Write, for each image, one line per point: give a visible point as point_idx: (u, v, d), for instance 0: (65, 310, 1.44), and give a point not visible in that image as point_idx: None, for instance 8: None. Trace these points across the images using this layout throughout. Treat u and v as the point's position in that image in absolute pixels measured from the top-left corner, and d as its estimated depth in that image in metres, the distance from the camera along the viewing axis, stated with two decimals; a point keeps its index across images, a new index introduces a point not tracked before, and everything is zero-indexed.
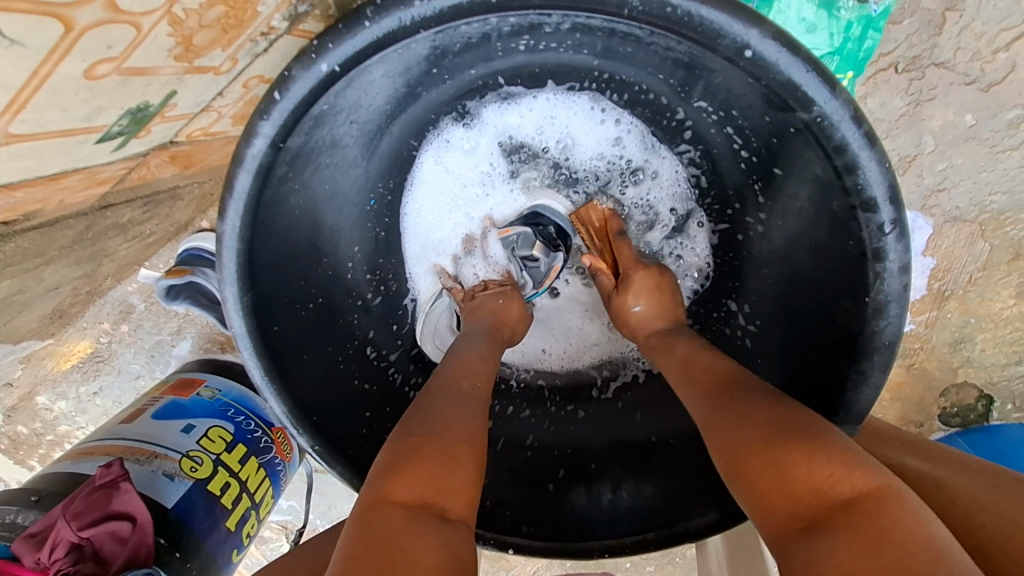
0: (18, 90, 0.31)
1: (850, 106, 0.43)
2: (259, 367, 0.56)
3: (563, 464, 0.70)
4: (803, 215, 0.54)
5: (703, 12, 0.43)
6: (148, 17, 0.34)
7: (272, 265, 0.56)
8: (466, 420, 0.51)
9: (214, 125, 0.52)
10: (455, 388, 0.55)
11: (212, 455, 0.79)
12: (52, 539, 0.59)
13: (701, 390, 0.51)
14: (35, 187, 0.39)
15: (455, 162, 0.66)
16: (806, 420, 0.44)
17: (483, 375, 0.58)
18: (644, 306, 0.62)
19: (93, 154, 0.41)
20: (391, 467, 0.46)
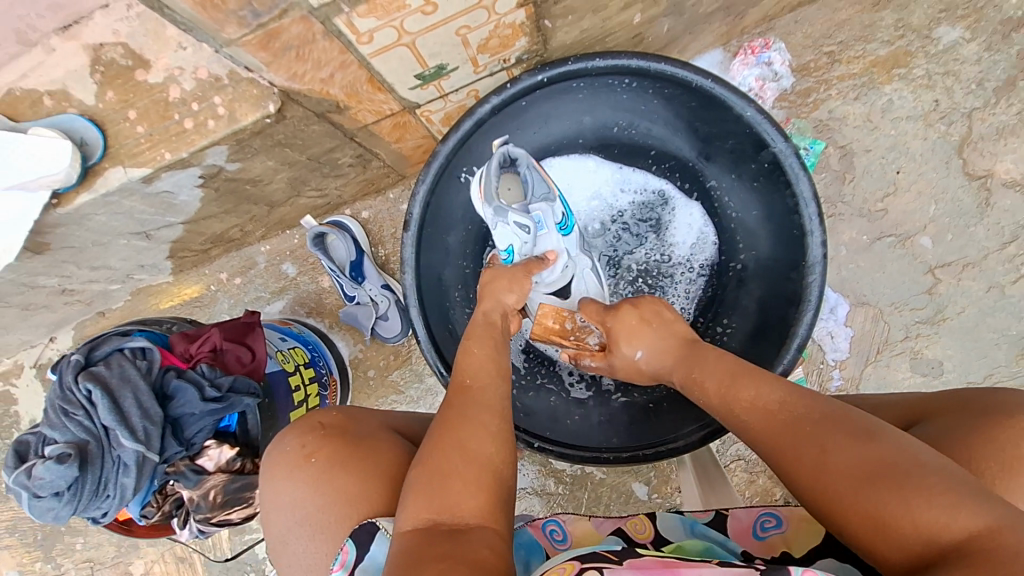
0: (437, 23, 0.67)
1: (796, 145, 0.74)
2: (412, 246, 0.86)
3: (580, 412, 0.94)
4: (773, 238, 0.84)
5: (731, 93, 0.76)
6: (486, 22, 0.70)
7: (442, 195, 0.89)
8: (473, 436, 0.60)
9: (433, 111, 0.89)
10: (461, 411, 0.64)
11: (293, 361, 0.99)
12: (205, 338, 0.79)
13: (768, 430, 0.56)
14: (381, 82, 0.73)
15: (598, 170, 0.96)
16: (875, 453, 0.49)
17: (474, 376, 0.69)
18: (679, 305, 0.77)
19: (403, 81, 0.76)
20: (412, 493, 0.56)
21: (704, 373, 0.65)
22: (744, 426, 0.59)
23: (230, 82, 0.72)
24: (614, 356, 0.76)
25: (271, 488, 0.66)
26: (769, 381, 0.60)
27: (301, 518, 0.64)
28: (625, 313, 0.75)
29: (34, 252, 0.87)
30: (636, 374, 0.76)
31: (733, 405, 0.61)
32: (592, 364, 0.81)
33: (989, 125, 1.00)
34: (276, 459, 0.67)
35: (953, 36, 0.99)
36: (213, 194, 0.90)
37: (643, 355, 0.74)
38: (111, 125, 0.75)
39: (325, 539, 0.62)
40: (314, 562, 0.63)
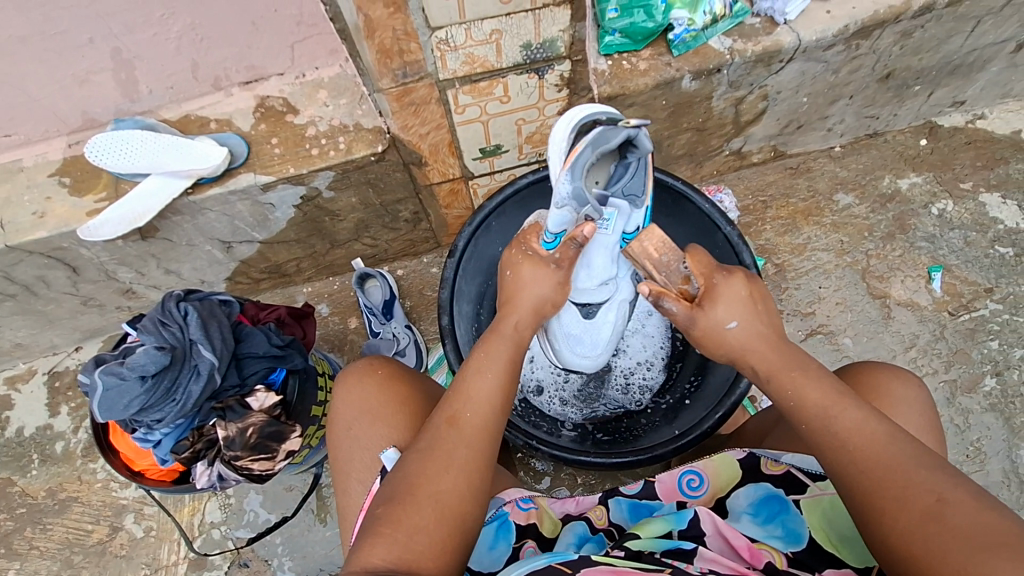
0: (504, 113, 1.00)
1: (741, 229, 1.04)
2: (452, 269, 1.09)
3: (567, 435, 1.12)
4: None
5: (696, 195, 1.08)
6: (533, 123, 1.05)
7: (480, 241, 1.15)
8: (449, 485, 0.63)
9: (480, 185, 1.20)
10: (449, 449, 0.65)
11: (327, 367, 1.15)
12: (273, 309, 0.95)
13: (868, 468, 0.61)
14: (454, 146, 1.04)
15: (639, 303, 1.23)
16: (968, 518, 0.54)
17: (472, 408, 0.68)
18: (738, 322, 0.73)
19: (470, 151, 1.08)
20: (377, 530, 0.60)
21: (805, 384, 0.69)
22: (848, 453, 0.63)
23: (354, 129, 1.03)
24: (701, 314, 0.73)
25: (344, 390, 0.81)
26: (872, 415, 0.64)
27: (364, 414, 0.78)
28: (734, 282, 0.75)
29: (143, 236, 1.07)
30: (713, 333, 0.73)
31: (834, 430, 0.65)
32: (674, 308, 0.74)
33: (882, 262, 1.35)
34: (348, 371, 0.82)
35: (848, 200, 1.41)
36: (299, 218, 1.15)
37: (738, 328, 0.73)
38: (256, 145, 1.03)
39: (383, 426, 0.76)
40: (368, 446, 0.76)
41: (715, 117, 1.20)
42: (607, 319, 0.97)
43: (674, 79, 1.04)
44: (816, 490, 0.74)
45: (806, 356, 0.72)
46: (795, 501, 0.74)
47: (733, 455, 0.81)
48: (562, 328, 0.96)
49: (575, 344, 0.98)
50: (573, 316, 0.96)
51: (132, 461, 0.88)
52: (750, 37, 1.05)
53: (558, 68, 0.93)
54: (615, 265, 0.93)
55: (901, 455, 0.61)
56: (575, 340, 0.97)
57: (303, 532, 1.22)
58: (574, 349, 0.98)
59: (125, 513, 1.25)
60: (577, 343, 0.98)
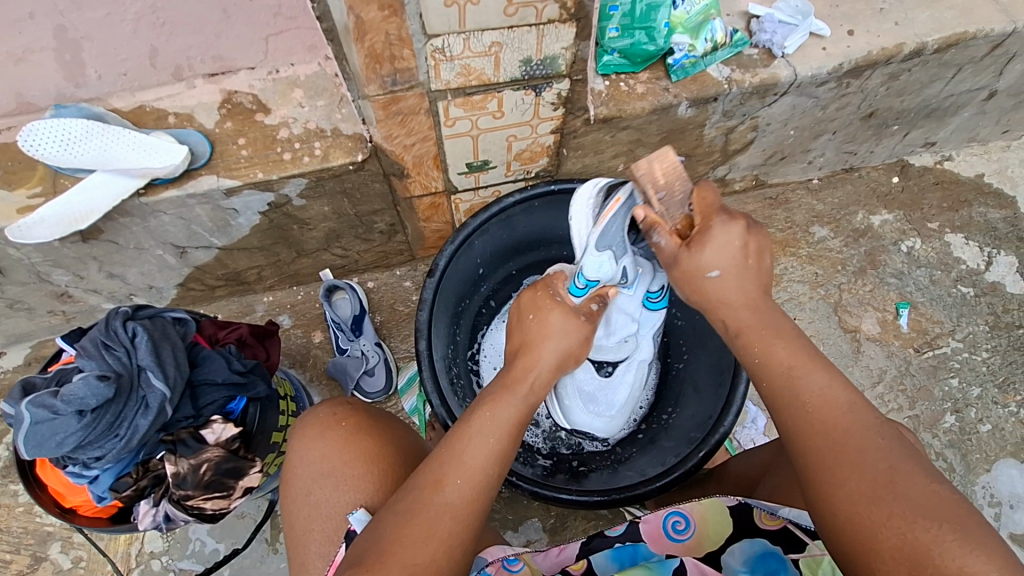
0: (494, 128, 0.94)
1: None
2: (431, 289, 1.03)
3: (545, 466, 1.07)
4: (707, 332, 1.09)
5: None
6: (525, 138, 0.99)
7: (461, 260, 1.09)
8: (425, 558, 0.59)
9: (463, 200, 1.14)
10: (431, 516, 0.60)
11: (291, 389, 1.06)
12: (235, 327, 0.86)
13: (823, 425, 0.60)
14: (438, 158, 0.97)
15: None
16: (922, 487, 0.55)
17: (464, 474, 0.63)
18: (720, 272, 0.67)
19: (456, 165, 1.01)
20: None
21: (771, 347, 0.65)
22: (805, 415, 0.61)
23: (331, 134, 0.95)
24: (687, 255, 0.68)
25: (304, 447, 0.74)
26: (835, 381, 0.62)
27: (323, 473, 0.71)
28: (732, 230, 0.67)
29: (84, 238, 0.96)
30: (692, 273, 0.68)
31: (800, 392, 0.62)
32: (665, 241, 0.71)
33: (854, 297, 1.38)
34: (309, 422, 0.76)
35: (823, 233, 1.42)
36: (265, 225, 1.06)
37: (719, 278, 0.67)
38: (220, 144, 0.93)
39: (346, 490, 0.70)
40: (334, 504, 0.69)
41: (705, 144, 1.18)
42: (624, 379, 0.96)
43: (671, 105, 1.01)
44: (815, 549, 0.68)
45: (782, 320, 0.67)
46: (794, 561, 0.69)
47: (723, 500, 0.75)
48: (577, 385, 0.94)
49: (590, 404, 0.96)
50: (587, 372, 0.94)
51: (62, 496, 0.78)
52: (747, 67, 1.03)
53: (557, 86, 0.88)
54: (637, 320, 0.91)
55: (864, 420, 0.60)
56: (589, 398, 0.95)
57: (255, 564, 1.13)
58: (586, 406, 0.96)
59: (50, 541, 1.13)
60: (592, 403, 0.95)
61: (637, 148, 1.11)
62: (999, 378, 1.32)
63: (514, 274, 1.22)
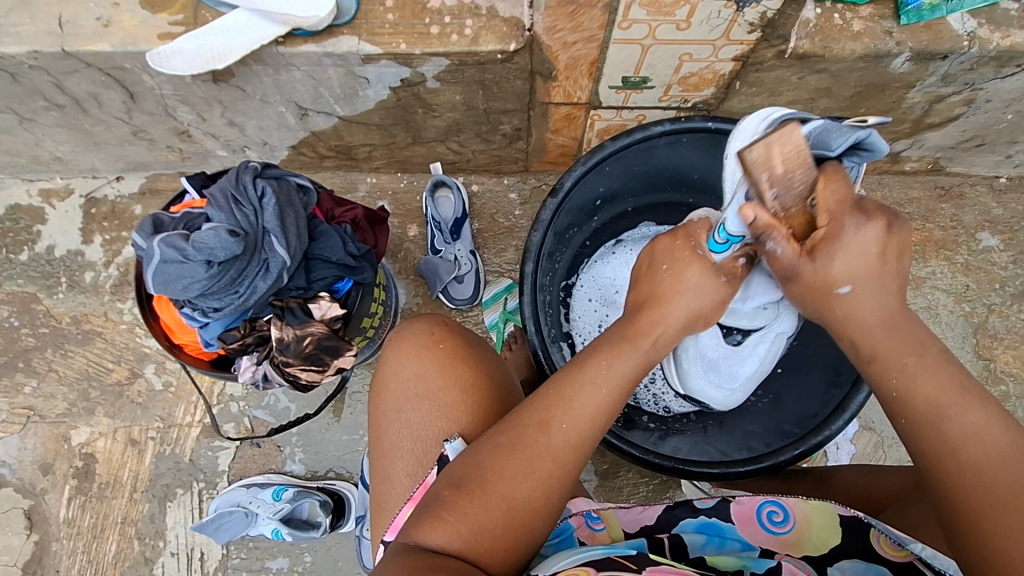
0: (671, 41, 0.80)
1: None
2: (550, 207, 0.94)
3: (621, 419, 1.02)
4: None
5: None
6: (699, 62, 0.85)
7: (585, 184, 0.99)
8: (523, 495, 0.57)
9: (601, 117, 1.02)
10: (532, 455, 0.57)
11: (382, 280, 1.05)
12: (350, 206, 0.82)
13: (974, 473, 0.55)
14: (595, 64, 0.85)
15: None
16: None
17: (575, 422, 0.59)
18: (851, 289, 0.61)
19: (612, 77, 0.89)
20: (431, 513, 0.56)
21: (921, 375, 0.60)
22: (958, 454, 0.56)
23: (486, 14, 0.84)
24: (810, 266, 0.60)
25: (399, 360, 0.71)
26: (997, 417, 0.57)
27: (419, 392, 0.69)
28: (867, 234, 0.59)
29: (214, 78, 0.92)
30: (817, 289, 0.62)
31: (944, 432, 0.58)
32: (780, 250, 0.60)
33: (1002, 321, 1.21)
34: (407, 336, 0.72)
35: (991, 243, 1.23)
36: (391, 102, 0.99)
37: (849, 294, 0.61)
38: (366, 3, 0.85)
39: (441, 417, 0.68)
40: (427, 430, 0.68)
41: (900, 110, 0.99)
42: (756, 352, 0.85)
43: (888, 55, 0.83)
44: None
45: (922, 337, 0.62)
46: None
47: (836, 508, 0.69)
48: (700, 348, 0.83)
49: (712, 372, 0.85)
50: (714, 337, 0.83)
51: (172, 332, 0.80)
52: (999, 25, 0.83)
53: (767, 3, 0.73)
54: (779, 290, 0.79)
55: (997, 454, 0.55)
56: (711, 366, 0.84)
57: (320, 430, 1.20)
58: (709, 377, 0.85)
59: (146, 362, 1.21)
60: (713, 371, 0.85)
61: (820, 99, 0.95)
62: None
63: (629, 210, 1.12)
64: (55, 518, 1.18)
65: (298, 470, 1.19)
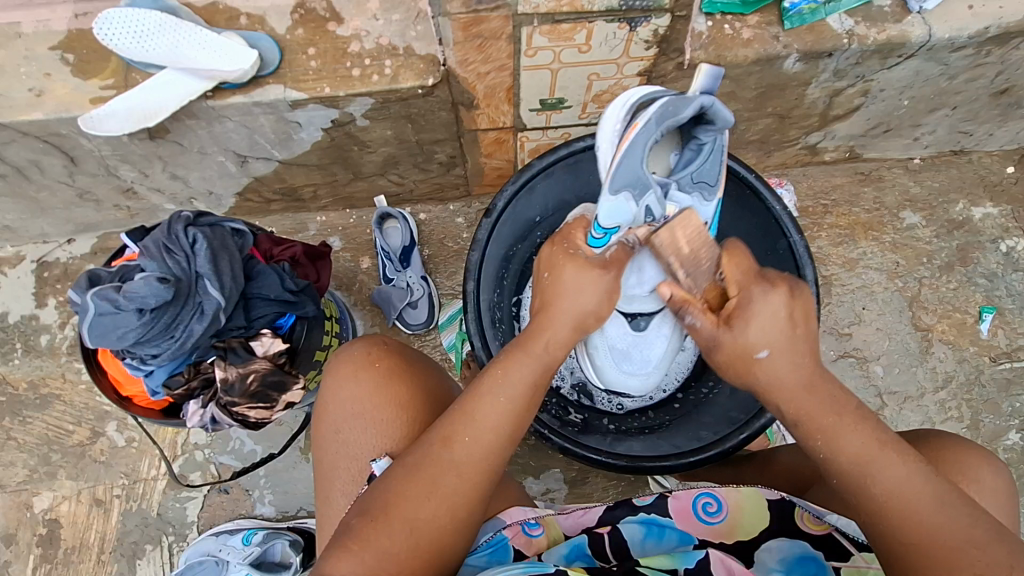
0: (576, 64, 0.86)
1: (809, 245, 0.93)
2: (485, 227, 0.99)
3: (575, 422, 1.06)
4: None
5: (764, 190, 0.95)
6: (606, 80, 0.91)
7: (520, 202, 1.04)
8: (427, 514, 0.59)
9: (529, 138, 1.07)
10: (433, 474, 0.60)
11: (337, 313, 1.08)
12: (288, 245, 0.85)
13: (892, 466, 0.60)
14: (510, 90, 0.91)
15: None
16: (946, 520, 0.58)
17: (478, 437, 0.62)
18: (767, 353, 0.63)
19: (529, 101, 0.95)
20: (338, 542, 0.58)
21: (842, 434, 0.62)
22: (865, 484, 0.61)
23: (404, 53, 0.89)
24: (727, 333, 0.63)
25: (334, 384, 0.74)
26: (907, 462, 0.61)
27: (350, 414, 0.72)
28: (775, 299, 0.63)
29: (151, 136, 0.95)
30: (740, 358, 0.64)
31: (862, 480, 0.61)
32: (698, 321, 0.65)
33: (934, 292, 1.27)
34: (343, 359, 0.75)
35: (914, 220, 1.30)
36: (326, 142, 1.03)
37: (768, 359, 0.63)
38: (289, 53, 0.89)
39: (375, 435, 0.70)
40: (362, 450, 0.70)
41: (805, 106, 1.06)
42: (660, 334, 0.88)
43: (778, 57, 0.90)
44: (860, 561, 0.66)
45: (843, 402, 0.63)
46: (835, 569, 0.66)
47: (763, 493, 0.73)
48: (607, 341, 0.87)
49: (623, 361, 0.89)
50: (619, 328, 0.87)
51: (120, 384, 0.82)
52: (875, 21, 0.91)
53: (655, 21, 0.79)
54: None
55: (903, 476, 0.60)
56: (620, 356, 0.88)
57: (287, 468, 1.20)
58: (619, 366, 0.89)
59: (107, 420, 1.21)
60: (625, 361, 0.88)
61: (728, 102, 1.01)
62: None
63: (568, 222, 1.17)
64: None
65: (269, 512, 1.19)
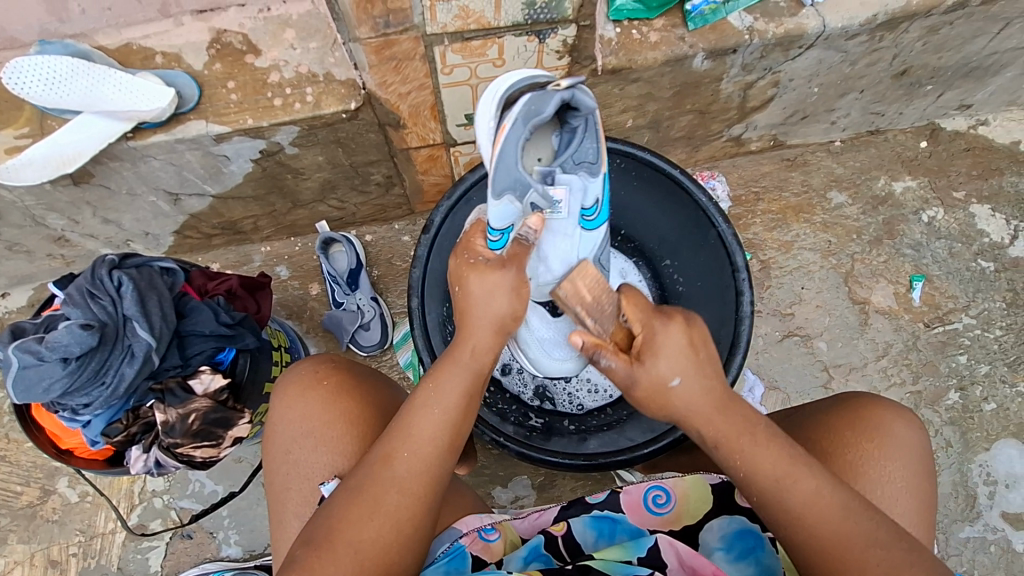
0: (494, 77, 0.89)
1: (736, 233, 0.96)
2: (425, 243, 1.00)
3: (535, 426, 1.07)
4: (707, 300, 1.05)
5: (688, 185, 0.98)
6: None
7: (459, 215, 1.05)
8: (370, 534, 0.60)
9: (462, 153, 1.09)
10: (373, 495, 0.61)
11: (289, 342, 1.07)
12: (224, 279, 0.85)
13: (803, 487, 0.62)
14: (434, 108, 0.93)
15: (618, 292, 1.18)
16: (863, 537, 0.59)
17: (417, 448, 0.63)
18: (679, 379, 0.65)
19: (455, 116, 0.97)
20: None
21: (755, 456, 0.63)
22: (782, 504, 0.62)
23: (324, 80, 0.91)
24: (643, 369, 0.65)
25: (283, 406, 0.73)
26: (818, 481, 0.62)
27: (302, 432, 0.72)
28: (674, 331, 0.66)
29: (75, 181, 0.94)
30: (655, 391, 0.66)
31: (784, 502, 0.62)
32: (612, 362, 0.67)
33: (866, 266, 1.33)
34: (291, 380, 0.75)
35: (840, 200, 1.36)
36: (258, 173, 1.03)
37: (680, 386, 0.65)
38: (209, 88, 0.90)
39: (326, 452, 0.70)
40: (313, 470, 0.70)
41: (721, 100, 1.11)
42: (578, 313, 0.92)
43: (686, 57, 0.94)
44: None
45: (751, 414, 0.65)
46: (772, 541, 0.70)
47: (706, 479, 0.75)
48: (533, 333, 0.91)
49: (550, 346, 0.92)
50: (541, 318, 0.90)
51: (58, 438, 0.80)
52: (772, 17, 0.96)
53: (562, 32, 0.82)
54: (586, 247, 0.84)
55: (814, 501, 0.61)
56: (548, 344, 0.91)
57: (251, 505, 1.18)
58: (547, 351, 0.92)
59: (57, 476, 1.17)
60: (553, 346, 0.92)
61: (647, 103, 1.06)
62: (1010, 356, 1.28)
63: None
64: None
65: (235, 553, 1.16)
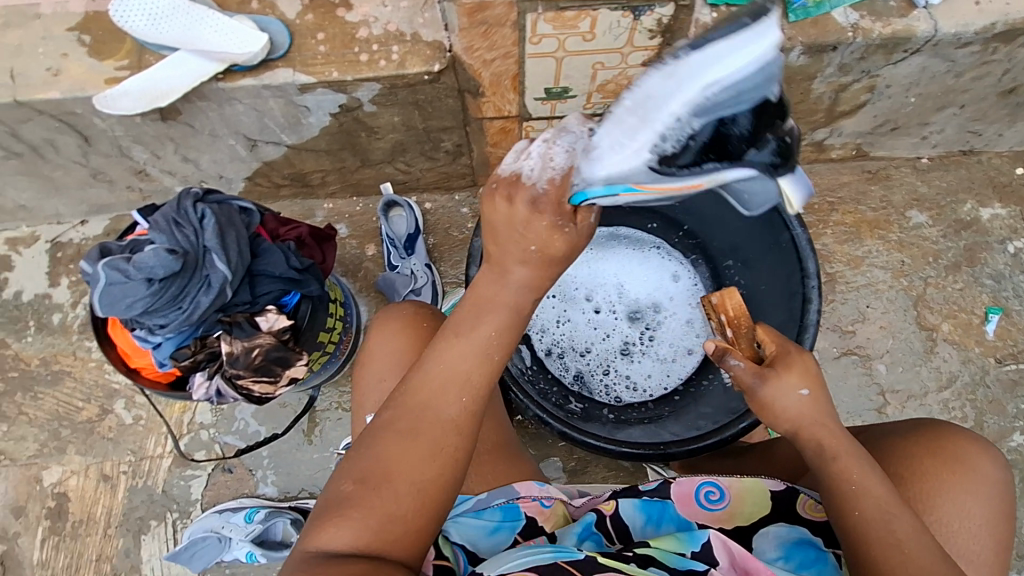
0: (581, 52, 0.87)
1: (812, 238, 0.91)
2: None
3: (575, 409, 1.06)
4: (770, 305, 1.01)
5: None
6: (611, 69, 0.92)
7: None
8: (428, 475, 0.60)
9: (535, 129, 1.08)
10: (429, 437, 0.60)
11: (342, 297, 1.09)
12: (296, 226, 0.86)
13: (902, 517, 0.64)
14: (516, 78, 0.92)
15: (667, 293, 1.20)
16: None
17: (472, 390, 0.62)
18: (808, 391, 0.72)
19: (535, 89, 0.95)
20: (335, 511, 0.58)
21: (865, 480, 0.66)
22: (888, 523, 0.63)
23: (411, 39, 0.91)
24: (771, 376, 0.73)
25: (381, 342, 0.81)
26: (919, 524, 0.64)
27: (404, 365, 0.79)
28: (808, 359, 0.75)
29: (164, 117, 0.98)
30: (787, 403, 0.72)
31: (888, 524, 0.63)
32: (740, 365, 0.74)
33: (939, 292, 1.26)
34: (393, 316, 0.83)
35: (920, 220, 1.29)
36: (334, 128, 1.05)
37: (807, 393, 0.72)
38: (299, 37, 0.91)
39: None
40: None
41: (810, 101, 1.06)
42: None
43: (783, 49, 0.90)
44: None
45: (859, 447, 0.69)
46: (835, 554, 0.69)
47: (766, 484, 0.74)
48: None
49: None
50: None
51: (128, 357, 0.84)
52: (880, 16, 0.91)
53: (659, 10, 0.80)
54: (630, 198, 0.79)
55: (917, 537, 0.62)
56: None
57: (291, 450, 1.22)
58: None
59: (116, 397, 1.24)
60: None
61: None
62: None
63: None
64: (29, 561, 1.18)
65: (271, 492, 1.20)
